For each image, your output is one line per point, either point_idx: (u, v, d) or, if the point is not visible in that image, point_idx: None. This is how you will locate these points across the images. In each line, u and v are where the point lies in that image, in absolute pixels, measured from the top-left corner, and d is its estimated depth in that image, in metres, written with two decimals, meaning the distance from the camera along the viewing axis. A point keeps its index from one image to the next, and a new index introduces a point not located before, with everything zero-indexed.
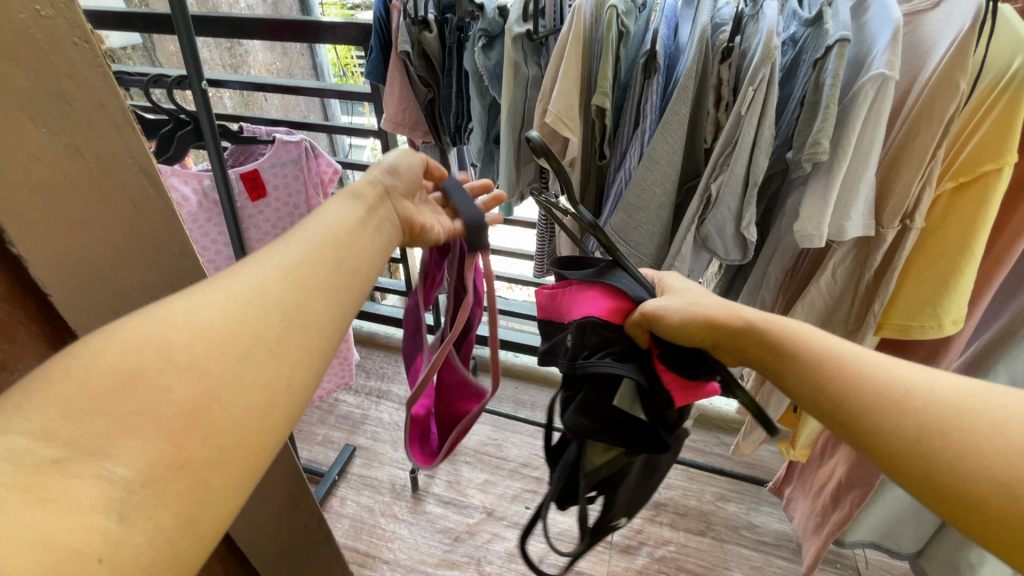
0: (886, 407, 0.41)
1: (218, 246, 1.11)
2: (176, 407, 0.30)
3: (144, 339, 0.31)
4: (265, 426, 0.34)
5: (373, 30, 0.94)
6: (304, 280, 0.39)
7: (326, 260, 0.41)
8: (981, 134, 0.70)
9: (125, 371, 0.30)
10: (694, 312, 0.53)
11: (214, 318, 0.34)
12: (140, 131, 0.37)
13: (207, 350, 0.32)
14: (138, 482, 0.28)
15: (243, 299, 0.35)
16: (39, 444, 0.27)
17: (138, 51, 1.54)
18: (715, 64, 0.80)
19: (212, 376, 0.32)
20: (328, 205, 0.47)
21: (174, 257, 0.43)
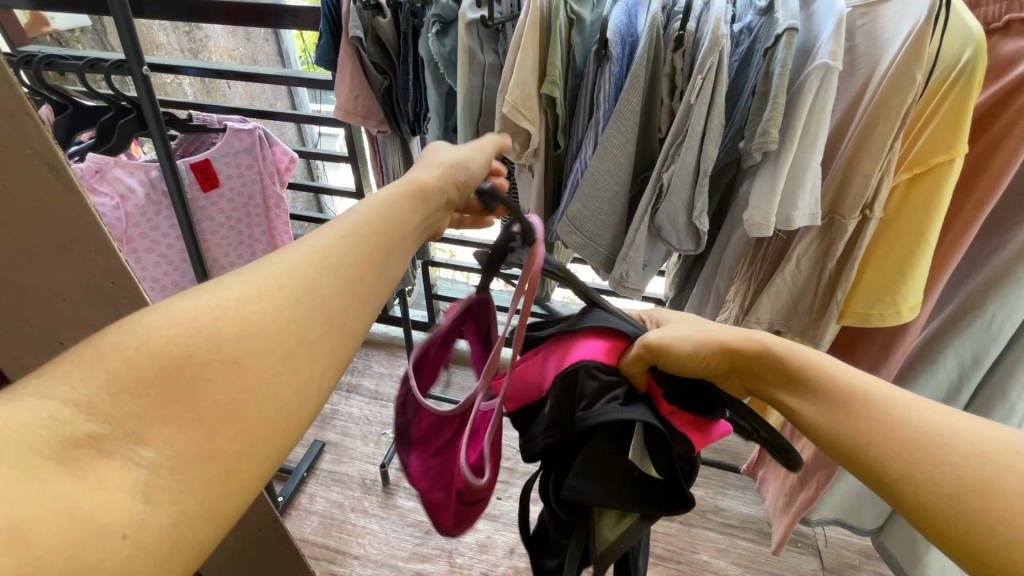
0: (928, 463, 0.32)
1: (169, 240, 1.05)
2: (216, 398, 0.27)
3: (191, 327, 0.28)
4: (296, 421, 0.30)
5: (322, 13, 0.90)
6: (338, 267, 0.35)
7: (372, 265, 0.37)
8: (934, 125, 0.71)
9: (170, 351, 0.27)
10: (700, 339, 0.48)
11: (261, 314, 0.30)
12: (40, 121, 0.34)
13: (254, 345, 0.29)
14: (166, 466, 0.24)
15: (290, 299, 0.32)
16: (81, 416, 0.24)
17: (88, 34, 1.46)
18: (668, 54, 0.79)
19: (253, 373, 0.28)
20: (388, 191, 0.42)
21: (89, 254, 0.40)
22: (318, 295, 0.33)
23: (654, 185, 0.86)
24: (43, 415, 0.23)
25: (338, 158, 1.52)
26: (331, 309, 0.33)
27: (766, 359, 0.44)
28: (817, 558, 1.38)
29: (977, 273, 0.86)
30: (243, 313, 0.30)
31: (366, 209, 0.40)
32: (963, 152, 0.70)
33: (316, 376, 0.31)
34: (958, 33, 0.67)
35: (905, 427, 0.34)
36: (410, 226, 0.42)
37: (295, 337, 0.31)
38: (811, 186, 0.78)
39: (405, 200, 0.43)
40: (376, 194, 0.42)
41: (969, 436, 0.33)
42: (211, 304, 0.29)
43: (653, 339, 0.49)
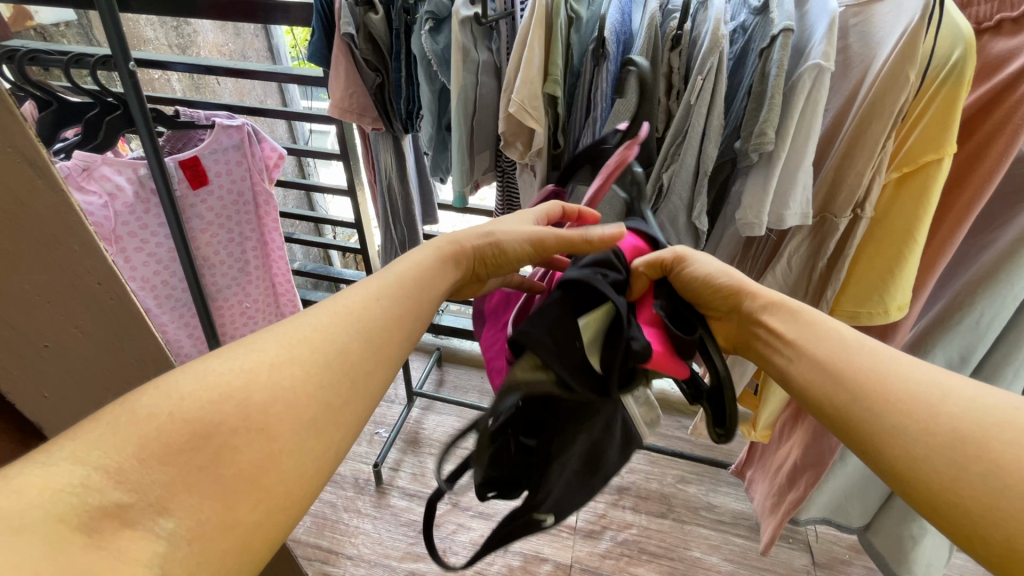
0: (903, 404, 0.41)
1: (158, 239, 1.03)
2: (237, 468, 0.33)
3: (223, 397, 0.34)
4: (299, 496, 0.35)
5: (313, 9, 0.88)
6: (367, 327, 0.44)
7: (399, 323, 0.47)
8: (922, 126, 0.72)
9: (200, 427, 0.33)
10: (719, 272, 0.57)
11: (290, 382, 0.37)
12: (24, 119, 0.33)
13: (279, 416, 0.35)
14: (183, 537, 0.29)
15: (322, 364, 0.40)
16: (110, 486, 0.29)
17: (73, 28, 1.43)
18: (666, 52, 0.79)
19: (276, 441, 0.35)
20: (424, 253, 0.55)
21: (74, 257, 0.39)
22: (348, 359, 0.41)
23: (654, 184, 0.87)
24: (76, 483, 0.28)
25: (330, 155, 1.50)
26: (355, 373, 0.41)
27: (767, 315, 0.53)
28: (808, 553, 1.40)
29: (966, 271, 0.87)
30: (272, 380, 0.37)
31: (404, 268, 0.52)
32: (952, 151, 0.70)
33: (329, 448, 0.38)
34: (950, 34, 0.68)
35: (897, 393, 0.42)
36: (438, 282, 0.54)
37: (316, 406, 0.38)
38: (803, 186, 0.78)
39: (432, 261, 0.55)
40: (414, 254, 0.55)
41: (935, 386, 0.41)
42: (244, 368, 0.36)
43: (679, 251, 0.57)
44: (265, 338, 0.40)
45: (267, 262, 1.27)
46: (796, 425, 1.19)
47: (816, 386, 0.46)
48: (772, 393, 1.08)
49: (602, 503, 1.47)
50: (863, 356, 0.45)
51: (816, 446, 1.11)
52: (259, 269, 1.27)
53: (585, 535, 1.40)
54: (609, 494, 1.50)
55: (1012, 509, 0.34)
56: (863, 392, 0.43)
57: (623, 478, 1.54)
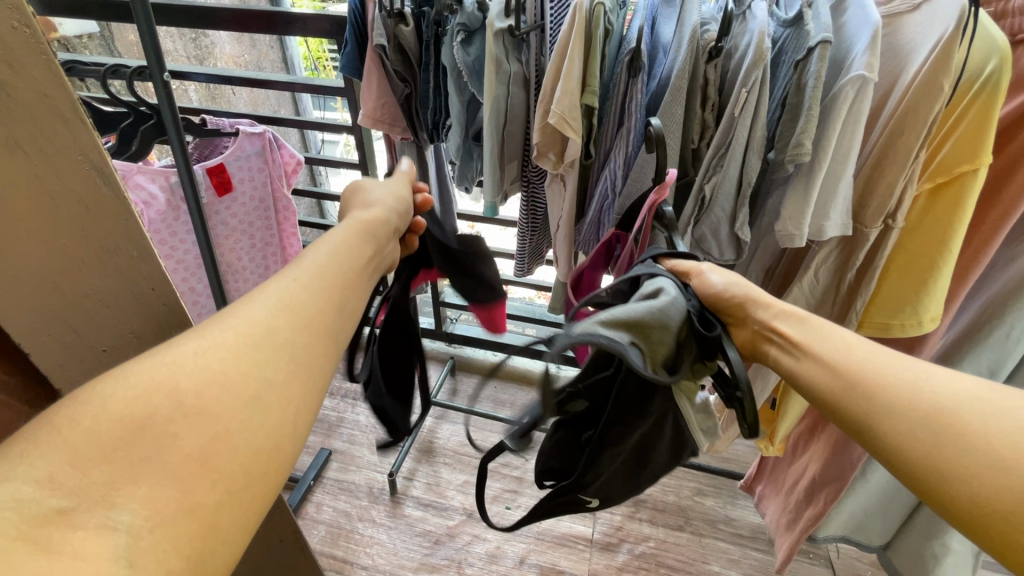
0: (897, 391, 0.39)
1: (186, 246, 1.05)
2: (185, 455, 0.30)
3: (147, 389, 0.31)
4: (260, 477, 0.34)
5: (347, 22, 0.90)
6: (293, 305, 0.40)
7: (334, 300, 0.43)
8: (955, 138, 0.72)
9: (133, 418, 0.30)
10: (736, 286, 0.53)
11: (219, 364, 0.34)
12: (90, 123, 0.34)
13: (217, 397, 0.33)
14: (144, 528, 0.27)
15: (250, 345, 0.36)
16: (46, 493, 0.26)
17: (95, 40, 1.46)
18: (703, 65, 0.79)
19: (219, 422, 0.32)
20: (338, 234, 0.49)
21: (131, 261, 0.40)
22: (277, 335, 0.38)
23: (696, 196, 0.86)
24: (5, 499, 0.25)
25: (345, 164, 1.51)
26: (291, 347, 0.38)
27: (780, 324, 0.48)
28: (830, 569, 1.37)
29: (994, 281, 0.86)
30: (203, 366, 0.34)
31: (322, 245, 0.47)
32: (988, 161, 0.70)
33: (285, 425, 0.36)
34: (984, 43, 0.68)
35: (890, 385, 0.40)
36: (360, 262, 0.49)
37: (256, 382, 0.35)
38: (844, 197, 0.79)
39: (352, 239, 0.49)
40: (327, 236, 0.48)
41: (926, 371, 0.40)
42: (166, 362, 0.33)
43: (700, 267, 0.57)
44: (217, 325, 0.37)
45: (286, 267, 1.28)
46: (814, 439, 1.18)
47: (815, 386, 0.43)
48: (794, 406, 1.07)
49: (617, 515, 1.45)
50: (865, 354, 0.42)
51: (836, 461, 1.10)
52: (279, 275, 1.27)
53: (602, 548, 1.38)
54: (625, 506, 1.48)
55: (998, 488, 0.33)
56: (858, 388, 0.40)
57: None
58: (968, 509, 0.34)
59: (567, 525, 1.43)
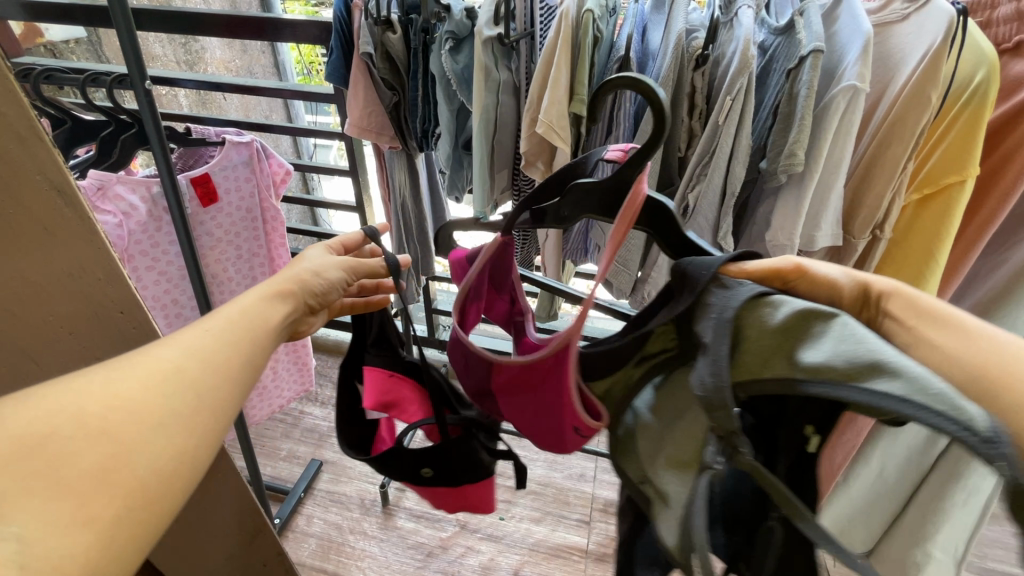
0: None
1: (170, 257, 1.02)
2: (84, 468, 0.28)
3: (57, 408, 0.29)
4: (172, 489, 0.32)
5: (333, 29, 0.88)
6: (204, 352, 0.37)
7: (241, 349, 0.39)
8: (944, 149, 0.71)
9: (34, 431, 0.28)
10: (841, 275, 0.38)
11: (129, 391, 0.32)
12: (50, 143, 0.32)
13: (122, 416, 0.31)
14: (38, 532, 0.26)
15: (160, 377, 0.33)
16: None
17: (83, 44, 1.44)
18: (689, 73, 0.78)
19: (123, 441, 0.30)
20: (244, 299, 0.43)
21: (97, 284, 0.37)
22: (184, 373, 0.35)
23: (680, 204, 0.86)
24: None
25: (336, 170, 1.48)
26: (200, 385, 0.35)
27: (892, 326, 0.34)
28: None
29: (977, 291, 0.85)
30: (109, 392, 0.31)
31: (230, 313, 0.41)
32: (975, 173, 0.70)
33: (192, 443, 0.33)
34: (972, 54, 0.67)
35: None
36: (270, 333, 0.43)
37: (164, 409, 0.32)
38: (835, 208, 0.78)
39: (264, 305, 0.44)
40: (233, 299, 0.43)
41: None
42: (78, 384, 0.31)
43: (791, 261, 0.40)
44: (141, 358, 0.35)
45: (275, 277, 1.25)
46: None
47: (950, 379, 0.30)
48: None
49: (612, 525, 1.44)
50: (997, 351, 0.30)
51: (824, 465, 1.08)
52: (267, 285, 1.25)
53: (597, 559, 1.36)
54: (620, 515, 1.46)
55: None
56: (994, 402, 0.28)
57: None
58: None
59: (562, 535, 1.41)
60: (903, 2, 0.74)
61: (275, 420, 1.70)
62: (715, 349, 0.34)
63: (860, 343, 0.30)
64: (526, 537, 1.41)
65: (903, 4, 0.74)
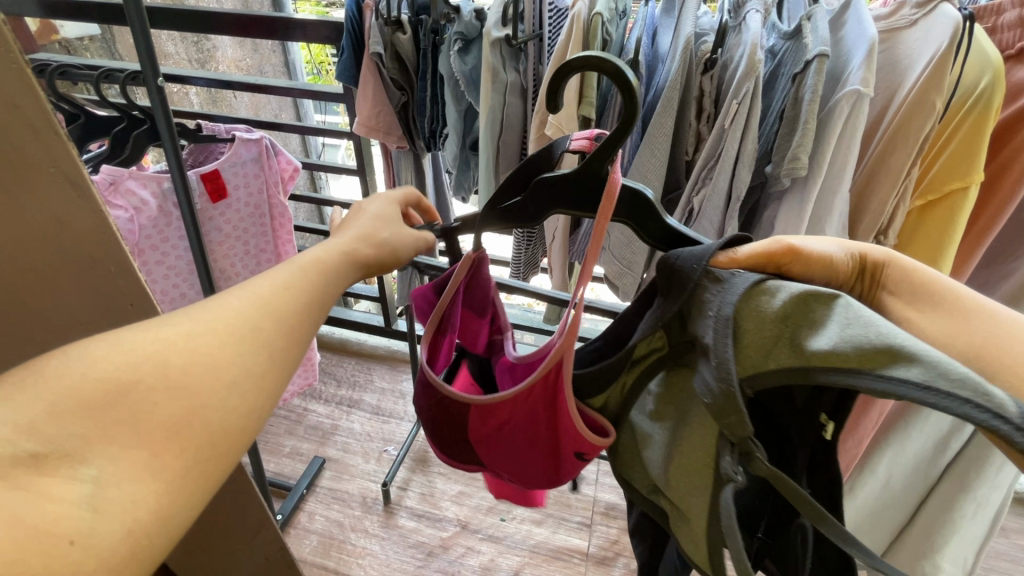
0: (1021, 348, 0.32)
1: (178, 252, 1.04)
2: (160, 420, 0.29)
3: (140, 354, 0.30)
4: (234, 446, 0.32)
5: (345, 29, 0.89)
6: (280, 306, 0.37)
7: (312, 311, 0.40)
8: (948, 154, 0.71)
9: (115, 378, 0.29)
10: (835, 249, 0.41)
11: (208, 345, 0.33)
12: (65, 136, 0.32)
13: (198, 372, 0.31)
14: (112, 479, 0.27)
15: (235, 333, 0.34)
16: (21, 436, 0.25)
17: (97, 42, 1.45)
18: (698, 76, 0.79)
19: (198, 396, 0.31)
20: (327, 247, 0.43)
21: (108, 275, 0.38)
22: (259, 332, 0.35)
23: (685, 207, 0.87)
24: None
25: (343, 169, 1.49)
26: (273, 346, 0.36)
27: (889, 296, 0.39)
28: None
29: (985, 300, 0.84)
30: (190, 345, 0.32)
31: (300, 263, 0.41)
32: (978, 180, 0.69)
33: (260, 404, 0.34)
34: (978, 59, 0.68)
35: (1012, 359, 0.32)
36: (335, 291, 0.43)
37: (239, 365, 0.33)
38: (840, 213, 0.78)
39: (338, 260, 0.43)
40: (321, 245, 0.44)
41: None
42: (161, 334, 0.32)
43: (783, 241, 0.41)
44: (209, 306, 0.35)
45: None
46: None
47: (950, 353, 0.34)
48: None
49: (613, 528, 1.44)
50: (984, 322, 0.34)
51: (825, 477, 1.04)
52: None
53: (597, 562, 1.36)
54: (621, 519, 1.46)
55: None
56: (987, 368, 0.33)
57: None
58: None
59: (562, 537, 1.41)
60: (913, 7, 0.74)
61: (279, 417, 1.71)
62: (719, 352, 0.35)
63: (868, 327, 0.31)
64: (526, 538, 1.41)
65: (912, 10, 0.74)
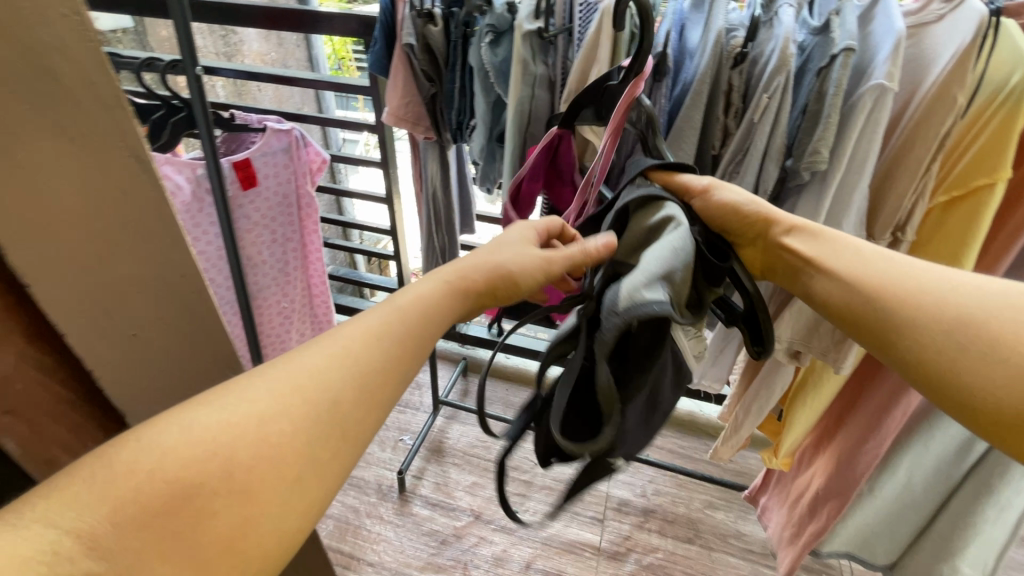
0: (895, 290, 0.45)
1: (209, 237, 1.06)
2: (215, 534, 0.32)
3: (209, 452, 0.33)
4: (276, 552, 0.34)
5: (378, 21, 0.92)
6: (359, 374, 0.40)
7: (391, 374, 0.42)
8: (976, 148, 0.70)
9: (181, 485, 0.31)
10: (746, 202, 0.57)
11: (278, 436, 0.35)
12: (133, 113, 0.34)
13: (254, 470, 0.34)
14: None
15: (311, 419, 0.37)
16: (83, 553, 0.27)
17: (129, 34, 1.49)
18: (727, 70, 0.79)
19: (258, 504, 0.33)
20: (429, 285, 0.49)
21: (165, 250, 0.40)
22: (338, 411, 0.38)
23: None
24: (48, 547, 0.27)
25: (366, 161, 1.51)
26: (344, 426, 0.38)
27: (790, 240, 0.54)
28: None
29: None
30: (255, 433, 0.34)
31: (396, 307, 0.46)
32: (1007, 176, 0.68)
33: (313, 504, 0.36)
34: (1008, 52, 0.67)
35: (882, 277, 0.46)
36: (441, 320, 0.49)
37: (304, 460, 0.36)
38: (858, 208, 0.78)
39: (441, 294, 0.50)
40: (415, 285, 0.49)
41: (910, 271, 0.46)
42: (230, 423, 0.34)
43: (706, 187, 0.59)
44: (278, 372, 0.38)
45: (306, 264, 1.29)
46: (819, 451, 1.10)
47: (833, 295, 0.48)
48: (807, 407, 1.00)
49: (626, 524, 1.44)
50: (872, 265, 0.47)
51: (841, 476, 1.02)
52: (298, 270, 1.29)
53: (609, 557, 1.37)
54: (634, 515, 1.46)
55: (980, 357, 0.39)
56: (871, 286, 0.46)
57: (647, 500, 1.50)
58: (945, 377, 0.40)
59: (575, 531, 1.42)
60: (941, 2, 0.73)
61: None
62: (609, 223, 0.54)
63: (665, 249, 0.45)
64: (540, 531, 1.43)
65: (941, 5, 0.73)
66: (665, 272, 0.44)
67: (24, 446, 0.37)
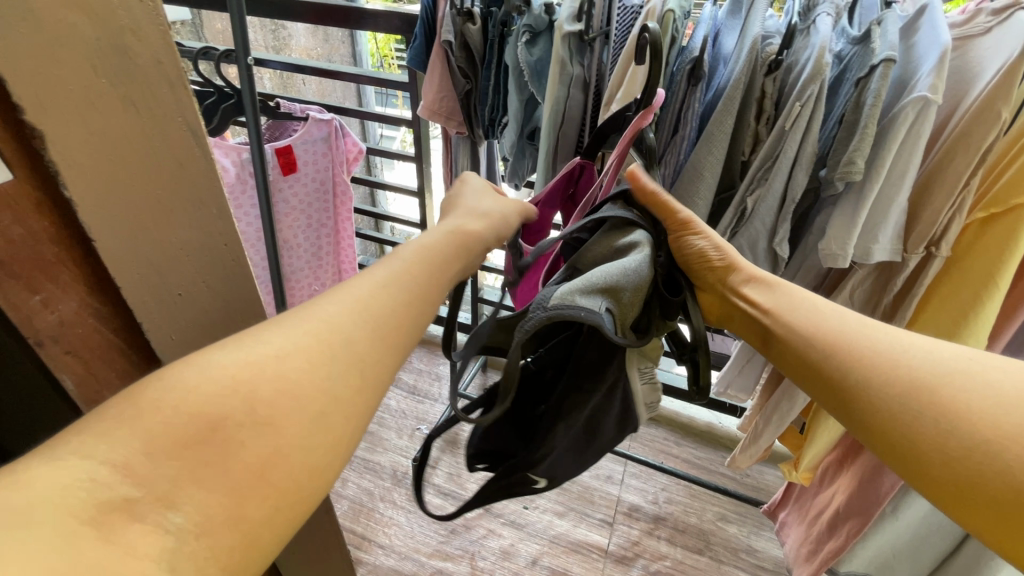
0: (862, 355, 0.44)
1: (248, 219, 1.12)
2: (246, 463, 0.31)
3: (230, 385, 0.32)
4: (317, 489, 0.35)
5: (420, 18, 0.96)
6: (368, 310, 0.41)
7: (409, 310, 0.44)
8: (1016, 167, 0.69)
9: (206, 420, 0.31)
10: (715, 248, 0.57)
11: (297, 373, 0.35)
12: (191, 90, 0.39)
13: (288, 408, 0.33)
14: (192, 532, 0.28)
15: (326, 354, 0.37)
16: (120, 479, 0.27)
17: (187, 27, 1.57)
18: (761, 77, 0.79)
19: (284, 437, 0.33)
20: (434, 237, 0.52)
21: (210, 216, 0.44)
22: (356, 352, 0.38)
23: (736, 208, 0.86)
24: (84, 476, 0.26)
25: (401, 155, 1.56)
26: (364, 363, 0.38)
27: (747, 288, 0.55)
28: None
29: None
30: (251, 377, 0.33)
31: (406, 259, 0.47)
32: None
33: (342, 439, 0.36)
34: None
35: (839, 335, 0.47)
36: (449, 268, 0.51)
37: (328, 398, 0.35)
38: (894, 221, 0.78)
39: (445, 243, 0.53)
40: (423, 237, 0.52)
41: (873, 336, 0.46)
42: (251, 359, 0.34)
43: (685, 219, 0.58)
44: (318, 307, 0.40)
45: (337, 249, 1.34)
46: (843, 469, 1.07)
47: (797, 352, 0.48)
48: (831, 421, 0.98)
49: (635, 530, 1.44)
50: (832, 326, 0.48)
51: (863, 495, 1.00)
52: (329, 255, 1.34)
53: (615, 560, 1.36)
54: (644, 522, 1.46)
55: (940, 429, 0.39)
56: (829, 346, 0.46)
57: (659, 508, 1.50)
58: (906, 444, 0.40)
59: (583, 532, 1.43)
60: (988, 15, 0.71)
61: None
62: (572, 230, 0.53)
63: (615, 267, 0.45)
64: (548, 529, 1.44)
65: (989, 17, 0.71)
66: (608, 287, 0.43)
67: (79, 383, 0.41)
